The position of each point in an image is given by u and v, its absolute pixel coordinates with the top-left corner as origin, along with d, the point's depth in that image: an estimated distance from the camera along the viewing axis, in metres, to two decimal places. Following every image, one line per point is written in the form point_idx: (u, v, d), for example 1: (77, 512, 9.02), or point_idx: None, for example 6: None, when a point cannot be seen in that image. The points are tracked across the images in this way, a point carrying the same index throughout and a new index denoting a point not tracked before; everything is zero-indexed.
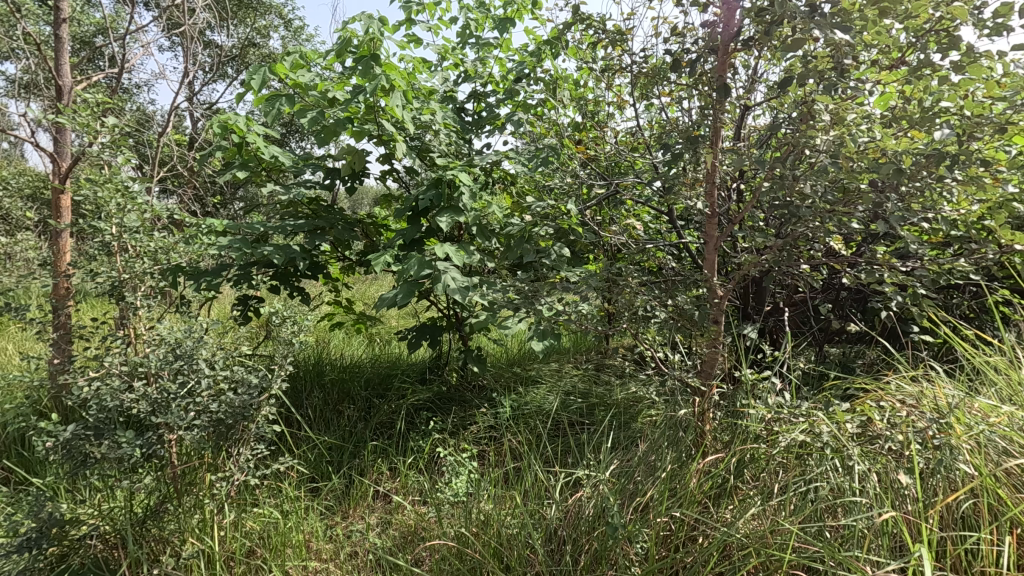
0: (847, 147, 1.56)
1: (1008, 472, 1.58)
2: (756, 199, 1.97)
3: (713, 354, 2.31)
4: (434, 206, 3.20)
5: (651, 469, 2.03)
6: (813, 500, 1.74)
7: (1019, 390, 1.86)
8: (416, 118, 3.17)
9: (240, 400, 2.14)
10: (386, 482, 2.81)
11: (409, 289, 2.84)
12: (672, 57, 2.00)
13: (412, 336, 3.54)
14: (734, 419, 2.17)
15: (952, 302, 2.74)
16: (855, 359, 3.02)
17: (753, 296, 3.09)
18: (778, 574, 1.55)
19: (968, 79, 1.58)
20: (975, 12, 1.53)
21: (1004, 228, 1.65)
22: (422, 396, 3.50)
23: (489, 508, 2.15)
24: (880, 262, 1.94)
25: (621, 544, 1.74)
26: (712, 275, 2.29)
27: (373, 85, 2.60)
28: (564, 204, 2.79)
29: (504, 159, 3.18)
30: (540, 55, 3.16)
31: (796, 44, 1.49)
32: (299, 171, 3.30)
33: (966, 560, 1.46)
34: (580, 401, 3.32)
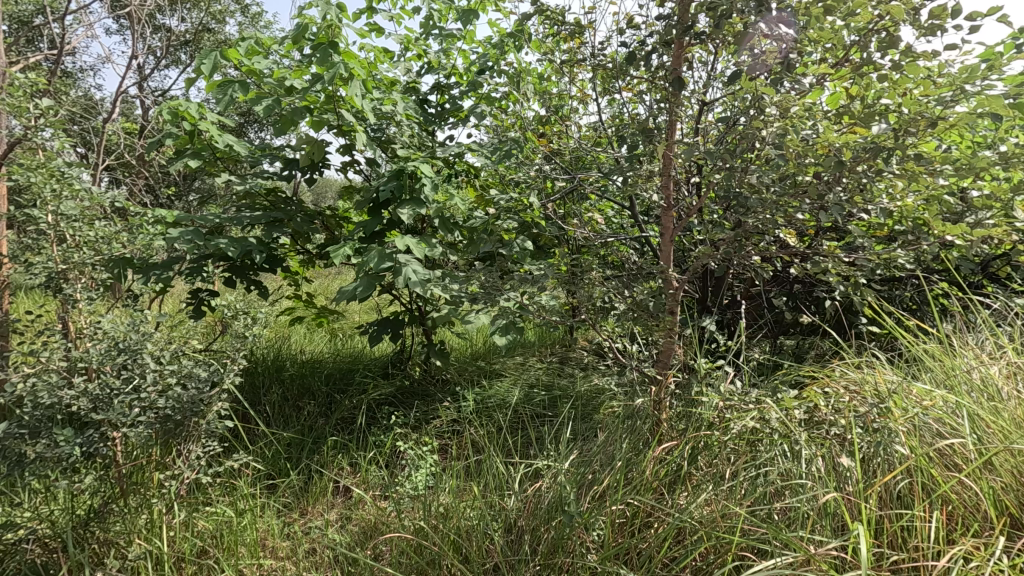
0: (792, 139, 1.61)
1: (940, 453, 1.66)
2: (710, 193, 2.02)
3: (670, 345, 2.36)
4: (395, 198, 3.16)
5: (609, 458, 2.05)
6: (762, 484, 1.80)
7: (952, 375, 1.96)
8: (377, 108, 3.12)
9: (188, 394, 2.07)
10: (346, 477, 2.77)
11: (370, 281, 2.81)
12: (628, 51, 2.02)
13: (374, 330, 3.49)
14: (689, 407, 2.23)
15: (895, 293, 2.87)
16: (807, 349, 3.14)
17: (711, 289, 3.17)
18: (728, 556, 1.58)
19: (906, 78, 1.64)
20: (913, 11, 1.58)
21: (936, 221, 1.74)
22: (384, 390, 3.46)
23: (448, 500, 2.15)
24: (826, 254, 2.02)
25: (577, 532, 1.76)
26: (668, 267, 2.32)
27: (331, 73, 2.54)
28: (527, 197, 2.82)
29: (467, 151, 3.16)
30: (504, 48, 3.15)
31: (746, 38, 1.54)
32: (255, 161, 3.20)
33: (901, 537, 1.52)
34: (543, 393, 3.36)
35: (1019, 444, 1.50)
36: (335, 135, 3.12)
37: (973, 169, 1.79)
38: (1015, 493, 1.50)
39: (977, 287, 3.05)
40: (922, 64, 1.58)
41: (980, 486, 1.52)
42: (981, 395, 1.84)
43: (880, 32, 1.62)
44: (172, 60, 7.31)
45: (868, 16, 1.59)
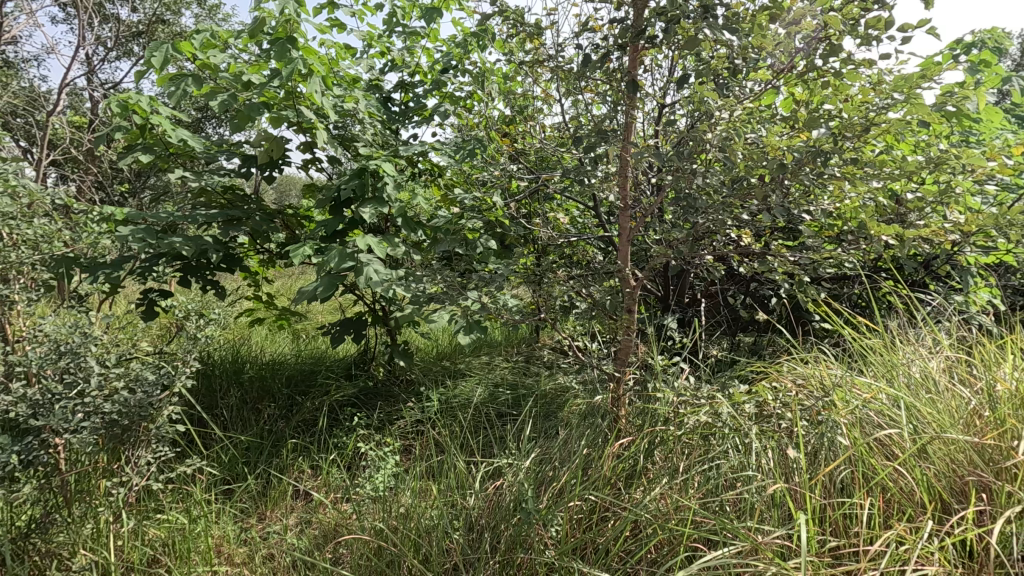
0: (737, 143, 1.66)
1: (879, 444, 1.75)
2: (665, 195, 2.07)
3: (628, 342, 2.36)
4: (357, 197, 3.12)
5: (568, 455, 2.08)
6: (714, 477, 1.86)
7: (892, 369, 2.06)
8: (338, 106, 3.08)
9: (135, 398, 1.99)
10: (307, 480, 2.72)
11: (331, 281, 2.77)
12: (586, 53, 2.05)
13: (336, 330, 3.45)
14: (647, 404, 2.28)
15: (845, 292, 2.99)
16: (763, 346, 3.24)
17: (673, 288, 3.25)
18: (680, 548, 1.63)
19: (847, 85, 1.71)
20: (852, 22, 1.64)
21: (873, 222, 1.82)
22: (347, 391, 3.42)
23: (409, 501, 2.14)
24: (776, 254, 2.09)
25: (535, 529, 1.77)
26: (626, 266, 2.37)
27: (289, 69, 2.49)
28: (491, 197, 2.83)
29: (430, 150, 3.15)
30: (467, 47, 3.15)
31: (692, 43, 1.60)
32: (212, 158, 3.12)
33: (843, 524, 1.59)
34: (507, 392, 3.37)
35: (949, 433, 1.58)
36: (295, 132, 3.06)
37: (908, 174, 1.88)
38: (946, 479, 1.58)
39: (918, 285, 3.20)
40: (860, 74, 1.65)
41: (915, 475, 1.60)
42: (917, 387, 1.94)
43: (823, 41, 1.68)
44: (124, 51, 7.02)
45: (812, 26, 1.64)
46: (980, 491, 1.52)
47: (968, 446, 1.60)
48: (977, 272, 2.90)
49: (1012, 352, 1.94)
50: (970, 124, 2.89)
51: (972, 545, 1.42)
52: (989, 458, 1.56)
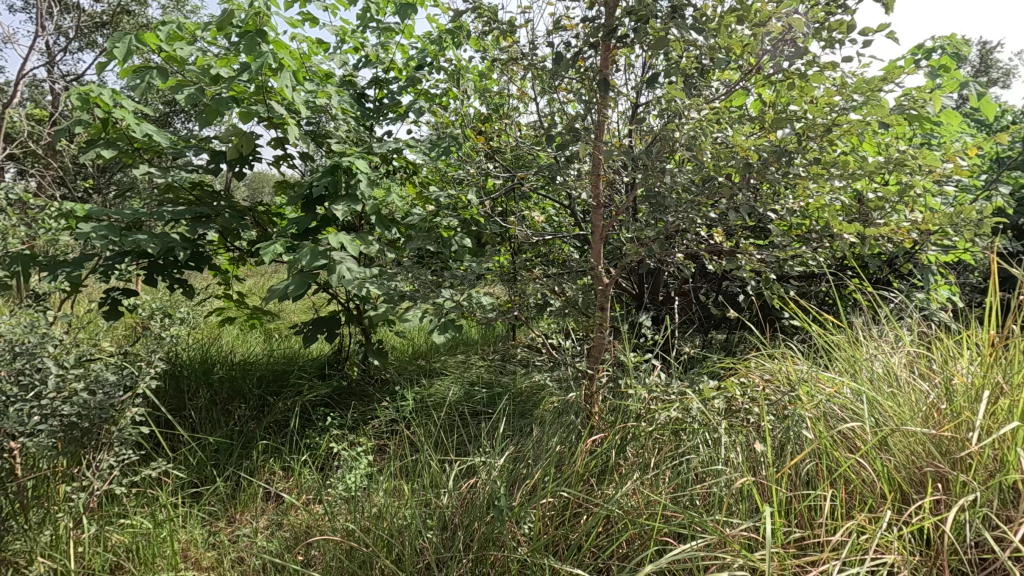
0: (706, 142, 1.69)
1: (843, 437, 1.79)
2: (636, 193, 2.09)
3: (601, 339, 2.39)
4: (329, 194, 3.08)
5: (542, 453, 2.09)
6: (684, 472, 1.88)
7: (856, 365, 2.12)
8: (310, 101, 3.03)
9: (95, 400, 1.93)
10: (278, 482, 2.68)
11: (303, 279, 2.73)
12: (559, 52, 2.06)
13: (308, 329, 3.40)
14: (619, 400, 2.30)
15: (813, 290, 3.07)
16: (735, 343, 3.31)
17: (647, 286, 3.29)
18: (650, 542, 1.64)
19: (811, 87, 1.75)
20: (817, 25, 1.68)
21: (837, 222, 1.87)
22: (320, 391, 3.37)
23: (382, 501, 2.12)
24: (744, 252, 2.13)
25: (508, 526, 1.77)
26: (599, 264, 2.39)
27: (259, 62, 2.43)
28: (466, 195, 2.82)
29: (405, 147, 3.12)
30: (442, 44, 3.12)
31: (660, 44, 1.62)
32: (178, 153, 3.04)
33: (807, 516, 1.63)
34: (482, 391, 3.37)
35: (908, 426, 1.63)
36: (266, 128, 3.01)
37: (869, 174, 1.94)
38: (906, 470, 1.63)
39: (882, 283, 3.30)
40: (825, 76, 1.69)
41: (876, 466, 1.65)
42: (879, 382, 2.00)
43: (789, 44, 1.72)
44: (86, 42, 6.78)
45: (779, 29, 1.68)
46: (936, 481, 1.57)
47: (926, 438, 1.65)
48: (937, 270, 3.00)
49: (968, 347, 2.01)
50: (930, 127, 2.98)
51: (929, 534, 1.47)
52: (946, 450, 1.61)
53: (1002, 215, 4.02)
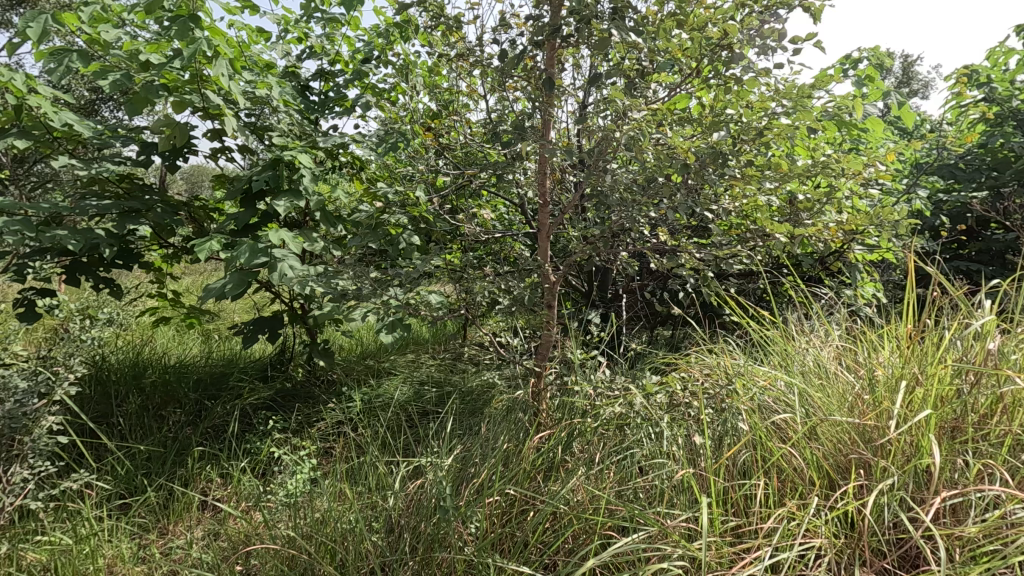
0: (646, 143, 1.73)
1: (776, 428, 1.88)
2: (581, 192, 2.12)
3: (548, 337, 2.41)
4: (270, 189, 2.96)
5: (489, 452, 2.08)
6: (627, 466, 1.92)
7: (789, 358, 2.23)
8: (250, 92, 2.90)
9: (4, 408, 1.91)
10: (215, 489, 2.56)
11: (240, 277, 2.62)
12: (504, 50, 2.07)
13: (248, 329, 3.26)
14: (566, 397, 2.33)
15: (751, 287, 3.20)
16: (679, 338, 3.41)
17: (596, 283, 3.34)
18: (594, 537, 1.67)
19: (745, 91, 1.81)
20: (751, 32, 1.74)
21: (769, 222, 1.96)
22: (262, 394, 3.24)
23: (325, 506, 2.06)
24: (685, 250, 2.20)
25: (454, 526, 1.76)
26: (546, 263, 2.41)
27: (191, 49, 2.30)
28: (414, 192, 2.78)
29: (351, 142, 3.03)
30: (390, 37, 3.05)
31: (600, 45, 1.63)
32: (103, 144, 2.85)
33: (743, 505, 1.69)
34: (431, 390, 3.33)
35: (834, 416, 1.72)
36: (202, 118, 2.86)
37: (800, 176, 2.04)
38: (833, 458, 1.71)
39: (814, 281, 3.48)
40: (758, 81, 1.75)
41: (806, 455, 1.73)
42: (809, 374, 2.10)
43: (726, 49, 1.77)
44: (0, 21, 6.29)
45: (715, 34, 1.74)
46: (860, 467, 1.66)
47: (850, 427, 1.74)
48: (863, 268, 3.19)
49: (887, 340, 2.15)
50: (857, 133, 3.16)
51: (852, 517, 1.55)
52: (868, 438, 1.71)
53: (921, 216, 4.31)
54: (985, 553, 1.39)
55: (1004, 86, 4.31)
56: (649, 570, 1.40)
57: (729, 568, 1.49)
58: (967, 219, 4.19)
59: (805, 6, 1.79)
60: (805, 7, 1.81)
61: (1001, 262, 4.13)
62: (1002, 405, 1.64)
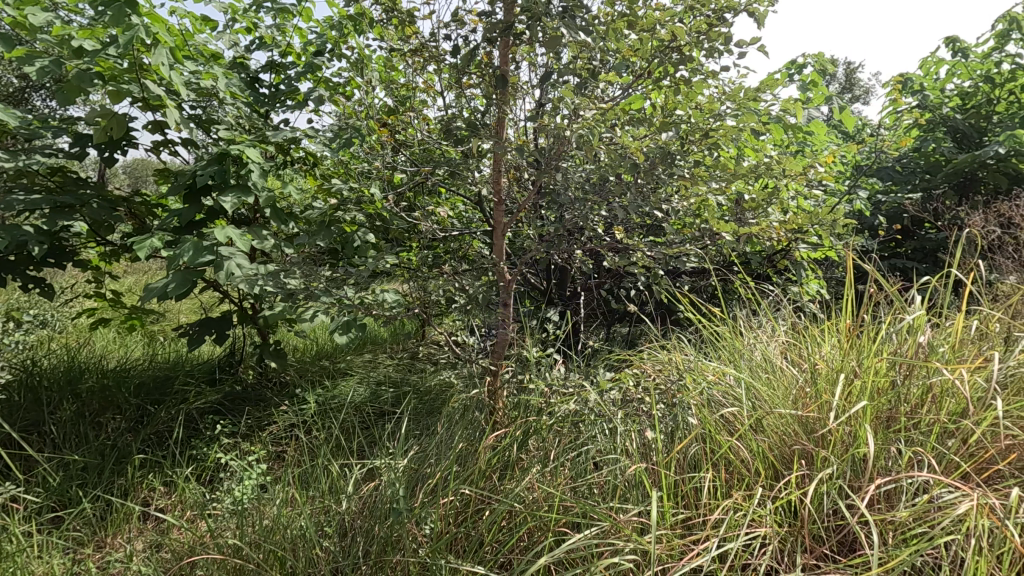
0: (597, 141, 1.75)
1: (723, 422, 1.93)
2: (536, 191, 2.13)
3: (504, 335, 2.41)
4: (216, 184, 2.85)
5: (445, 451, 2.07)
6: (581, 463, 1.94)
7: (736, 354, 2.30)
8: (194, 83, 2.77)
9: None
10: (158, 498, 2.45)
11: (184, 276, 2.50)
12: (458, 46, 2.05)
13: (195, 330, 3.13)
14: (522, 395, 2.35)
15: (702, 285, 3.30)
16: (634, 335, 3.48)
17: (553, 282, 3.36)
18: (548, 533, 1.67)
19: (693, 93, 1.86)
20: (698, 35, 1.78)
21: (716, 221, 2.02)
22: (209, 398, 3.12)
23: (274, 512, 2.00)
24: (637, 248, 2.25)
25: (407, 527, 1.73)
26: (502, 261, 2.41)
27: (128, 36, 2.18)
28: (368, 189, 2.73)
29: (304, 137, 2.93)
30: (343, 30, 2.97)
31: (551, 43, 1.64)
32: (31, 135, 2.66)
33: (692, 497, 1.73)
34: (388, 390, 3.28)
35: (778, 409, 1.78)
36: (141, 109, 2.72)
37: (746, 177, 2.11)
38: (777, 449, 1.77)
39: (762, 279, 3.61)
40: (705, 83, 1.80)
41: (752, 447, 1.79)
42: (756, 370, 2.17)
43: (675, 51, 1.82)
44: None
45: (664, 36, 1.77)
46: (801, 457, 1.73)
47: (793, 420, 1.81)
48: (807, 266, 3.32)
49: (829, 335, 2.24)
50: (801, 136, 3.29)
51: (795, 506, 1.61)
52: (810, 429, 1.78)
53: (861, 217, 4.53)
54: (915, 535, 1.47)
55: (935, 94, 4.58)
56: (600, 565, 1.41)
57: (678, 559, 1.53)
58: (903, 220, 4.43)
59: (750, 11, 1.85)
60: (750, 12, 1.87)
61: (932, 260, 4.38)
62: (931, 394, 1.73)
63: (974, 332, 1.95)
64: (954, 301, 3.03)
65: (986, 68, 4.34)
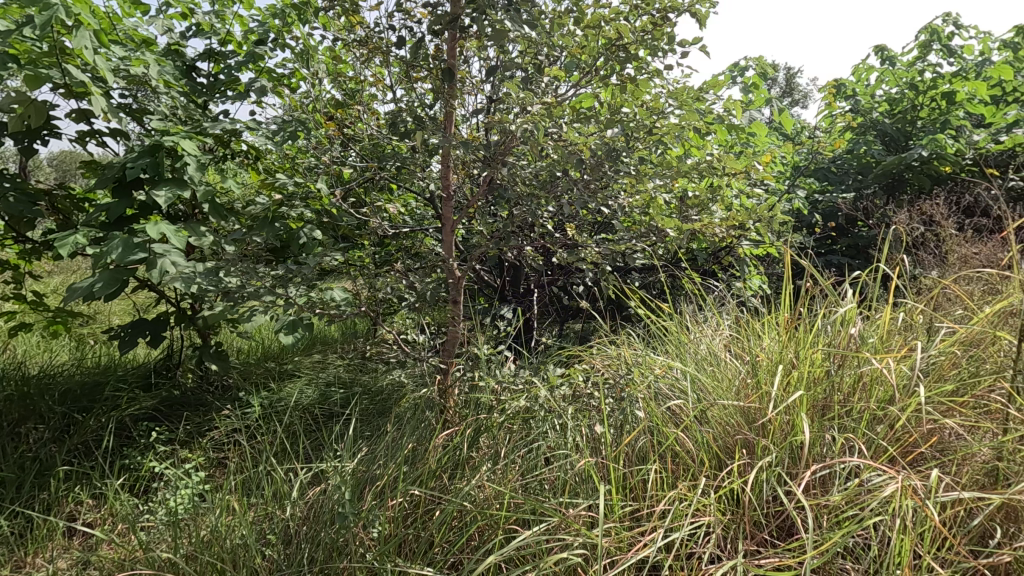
0: (544, 137, 1.75)
1: (670, 414, 1.98)
2: (485, 187, 2.11)
3: (455, 333, 2.39)
4: (149, 177, 2.68)
5: (394, 452, 2.02)
6: (532, 459, 1.94)
7: (682, 348, 2.37)
8: (123, 70, 2.59)
9: None
10: (86, 512, 2.30)
11: (113, 275, 2.34)
12: (404, 37, 2.01)
13: (127, 332, 2.95)
14: (473, 393, 2.33)
15: (651, 281, 3.37)
16: (586, 332, 3.53)
17: (507, 280, 3.37)
18: (497, 531, 1.66)
19: (638, 90, 1.88)
20: (642, 33, 1.81)
21: (661, 217, 2.07)
22: (143, 404, 2.95)
23: (214, 521, 1.91)
24: (586, 245, 2.27)
25: (353, 532, 1.68)
26: (452, 258, 2.38)
27: (45, 16, 2.01)
28: (313, 184, 2.64)
29: (245, 129, 2.79)
30: (287, 19, 2.86)
31: (496, 37, 1.63)
32: None
33: (640, 489, 1.77)
34: (337, 392, 3.19)
35: (722, 400, 1.84)
36: (63, 96, 2.52)
37: (690, 174, 2.16)
38: (721, 440, 1.82)
39: (708, 275, 3.72)
40: (649, 81, 1.83)
41: (697, 439, 1.83)
42: (701, 362, 2.23)
43: (621, 49, 1.84)
44: None
45: (610, 34, 1.78)
46: (743, 447, 1.78)
47: (736, 410, 1.86)
48: (750, 262, 3.45)
49: (769, 328, 2.33)
50: (744, 137, 3.42)
51: (737, 494, 1.66)
52: (751, 419, 1.84)
53: (799, 215, 4.74)
54: (847, 517, 1.54)
55: (866, 99, 4.86)
56: (549, 561, 1.41)
57: (626, 551, 1.55)
58: (838, 218, 4.66)
59: (692, 11, 1.89)
60: (692, 13, 1.91)
61: (864, 257, 4.64)
62: (860, 383, 1.82)
63: (900, 323, 2.06)
64: (883, 294, 3.21)
65: (911, 76, 4.63)
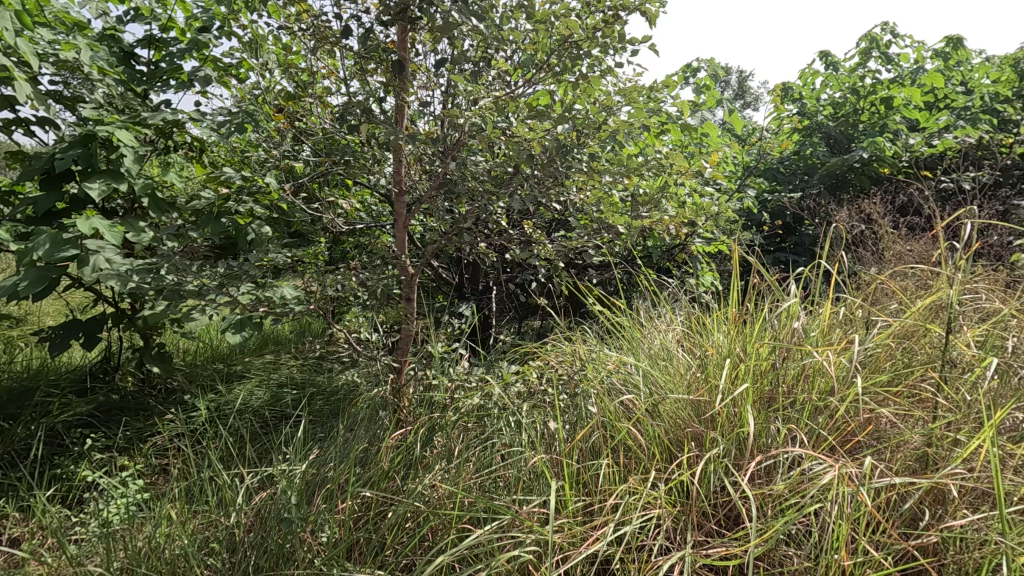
0: (495, 133, 1.73)
1: (623, 409, 2.00)
2: (439, 183, 2.08)
3: (409, 330, 2.35)
4: (81, 169, 2.52)
5: (345, 454, 1.97)
6: (485, 457, 1.93)
7: (636, 344, 2.40)
8: (51, 54, 2.43)
9: None
10: (12, 526, 2.15)
11: (40, 272, 2.20)
12: (353, 27, 1.95)
13: (58, 334, 2.77)
14: (428, 392, 2.30)
15: (607, 277, 3.41)
16: (544, 329, 3.54)
17: (465, 277, 3.34)
18: (449, 531, 1.64)
19: (590, 87, 1.88)
20: (592, 29, 1.81)
21: (613, 214, 2.08)
22: (78, 409, 2.78)
23: (152, 530, 1.82)
24: (540, 241, 2.27)
25: (300, 537, 1.63)
26: (406, 254, 2.34)
27: None
28: (259, 178, 2.54)
29: (188, 121, 2.66)
30: (232, 5, 2.74)
31: (445, 29, 1.61)
32: None
33: (593, 485, 1.78)
34: (288, 393, 3.09)
35: (673, 394, 1.87)
36: None
37: (642, 172, 2.19)
38: (672, 433, 1.86)
39: (662, 272, 3.80)
40: (600, 79, 1.84)
41: (649, 433, 1.86)
42: (654, 358, 2.27)
43: (573, 46, 1.83)
44: None
45: (561, 30, 1.78)
46: (693, 439, 1.82)
47: (687, 404, 1.90)
48: (702, 259, 3.53)
49: (719, 323, 2.39)
50: (696, 137, 3.49)
51: (686, 486, 1.69)
52: (701, 412, 1.88)
53: (749, 214, 4.90)
54: (789, 505, 1.60)
55: (811, 102, 5.05)
56: (500, 560, 1.40)
57: (577, 546, 1.56)
58: (785, 217, 4.84)
59: (643, 11, 1.90)
60: (642, 12, 1.93)
61: (809, 254, 4.84)
62: (804, 376, 1.88)
63: (840, 318, 2.14)
64: (825, 290, 3.35)
65: (853, 81, 4.84)
